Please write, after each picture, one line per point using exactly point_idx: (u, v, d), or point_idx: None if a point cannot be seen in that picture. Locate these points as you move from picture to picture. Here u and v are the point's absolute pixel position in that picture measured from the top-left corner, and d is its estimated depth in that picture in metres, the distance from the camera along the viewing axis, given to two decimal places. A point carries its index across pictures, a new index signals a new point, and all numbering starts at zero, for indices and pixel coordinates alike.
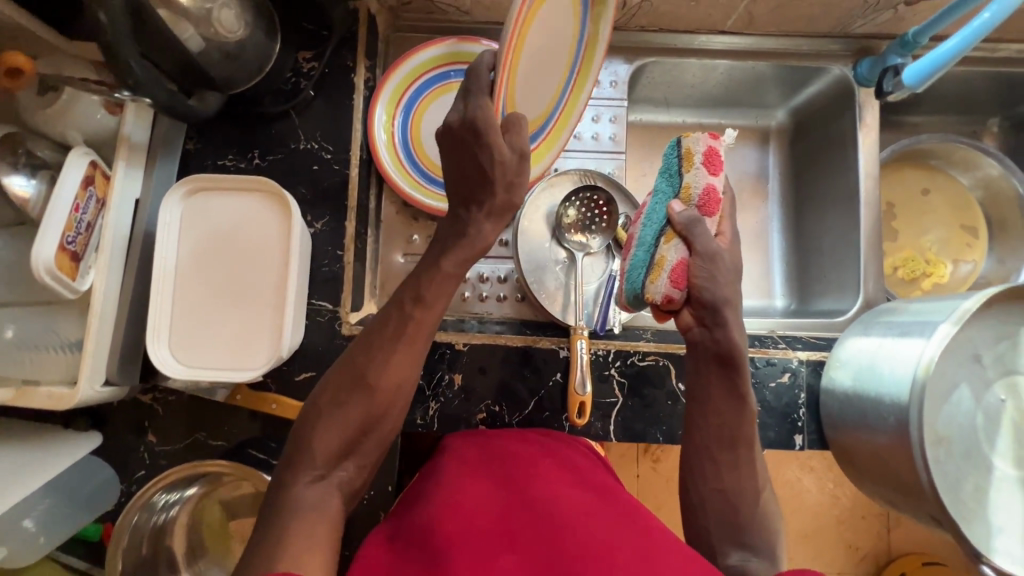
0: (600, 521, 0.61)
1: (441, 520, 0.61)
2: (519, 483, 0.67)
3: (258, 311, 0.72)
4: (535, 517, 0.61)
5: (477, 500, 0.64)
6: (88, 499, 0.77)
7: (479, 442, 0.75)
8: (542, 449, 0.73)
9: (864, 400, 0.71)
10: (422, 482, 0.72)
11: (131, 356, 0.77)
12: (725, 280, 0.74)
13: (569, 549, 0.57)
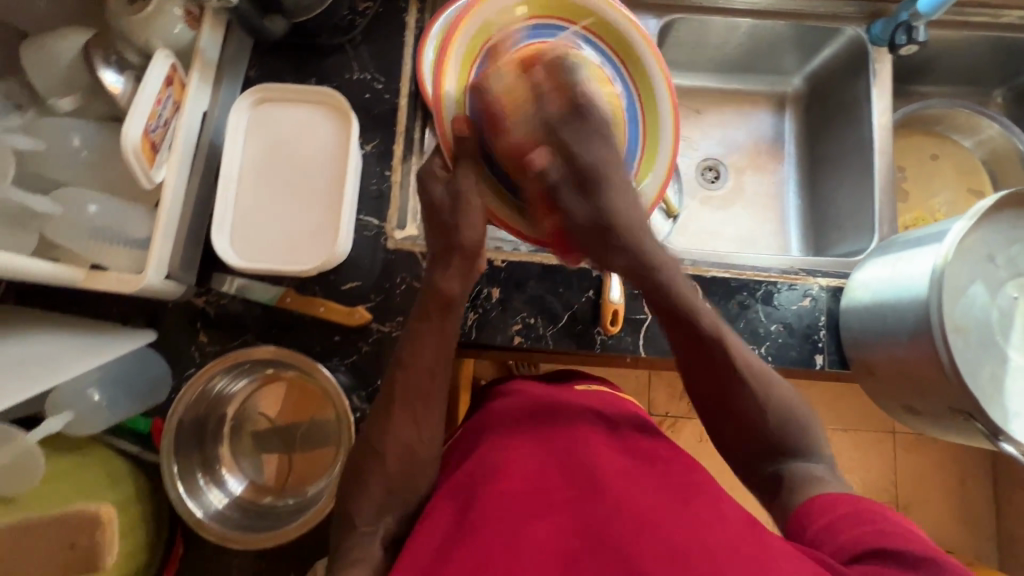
0: (645, 480, 0.58)
1: (479, 487, 0.59)
2: (557, 441, 0.64)
3: (314, 211, 0.77)
4: (573, 477, 0.59)
5: (515, 456, 0.62)
6: (143, 389, 0.80)
7: (518, 399, 0.73)
8: (583, 408, 0.70)
9: (885, 309, 0.75)
10: (469, 443, 0.71)
11: (191, 256, 0.81)
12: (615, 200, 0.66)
13: (609, 512, 0.54)
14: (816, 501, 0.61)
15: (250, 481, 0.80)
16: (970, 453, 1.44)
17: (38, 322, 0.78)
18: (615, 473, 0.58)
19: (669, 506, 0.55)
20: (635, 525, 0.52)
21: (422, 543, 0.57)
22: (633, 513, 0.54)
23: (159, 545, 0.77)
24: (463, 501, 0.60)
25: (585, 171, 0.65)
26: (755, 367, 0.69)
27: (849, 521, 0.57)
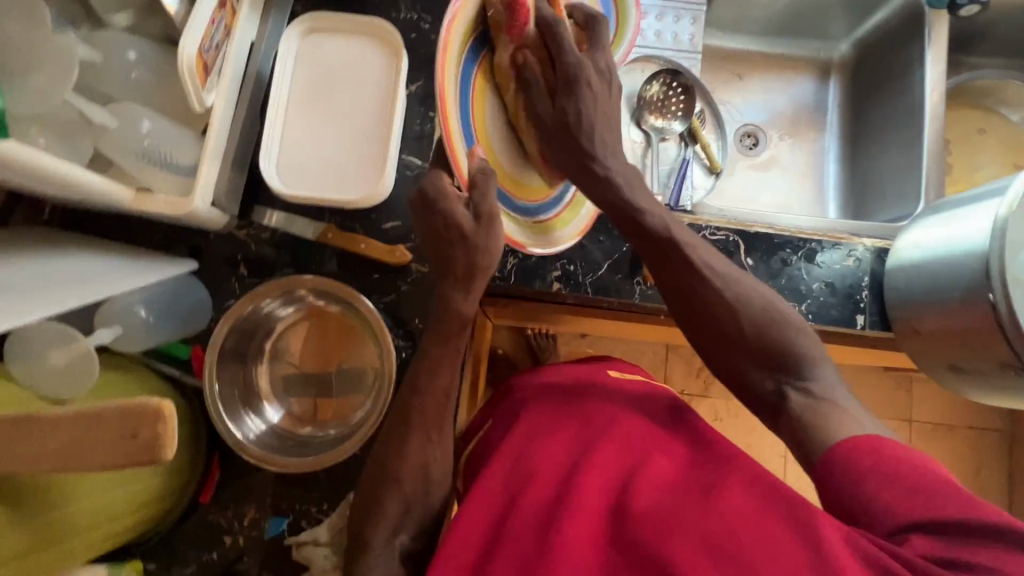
0: (677, 478, 0.60)
1: (511, 495, 0.61)
2: (589, 442, 0.66)
3: (360, 143, 0.77)
4: (605, 481, 0.61)
5: (547, 459, 0.64)
6: (188, 314, 0.80)
7: (547, 393, 0.75)
8: (611, 402, 0.71)
9: (938, 267, 0.73)
10: (499, 432, 0.73)
11: (235, 187, 0.81)
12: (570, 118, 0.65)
13: (640, 515, 0.56)
14: (838, 450, 0.57)
15: (286, 412, 0.81)
16: (990, 442, 1.42)
17: (84, 244, 0.79)
18: (648, 478, 0.60)
19: (697, 492, 0.56)
20: (666, 524, 0.54)
21: (462, 535, 0.59)
22: (653, 520, 0.55)
23: (196, 469, 0.79)
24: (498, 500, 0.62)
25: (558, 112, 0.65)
26: (721, 271, 0.68)
27: (883, 479, 0.53)
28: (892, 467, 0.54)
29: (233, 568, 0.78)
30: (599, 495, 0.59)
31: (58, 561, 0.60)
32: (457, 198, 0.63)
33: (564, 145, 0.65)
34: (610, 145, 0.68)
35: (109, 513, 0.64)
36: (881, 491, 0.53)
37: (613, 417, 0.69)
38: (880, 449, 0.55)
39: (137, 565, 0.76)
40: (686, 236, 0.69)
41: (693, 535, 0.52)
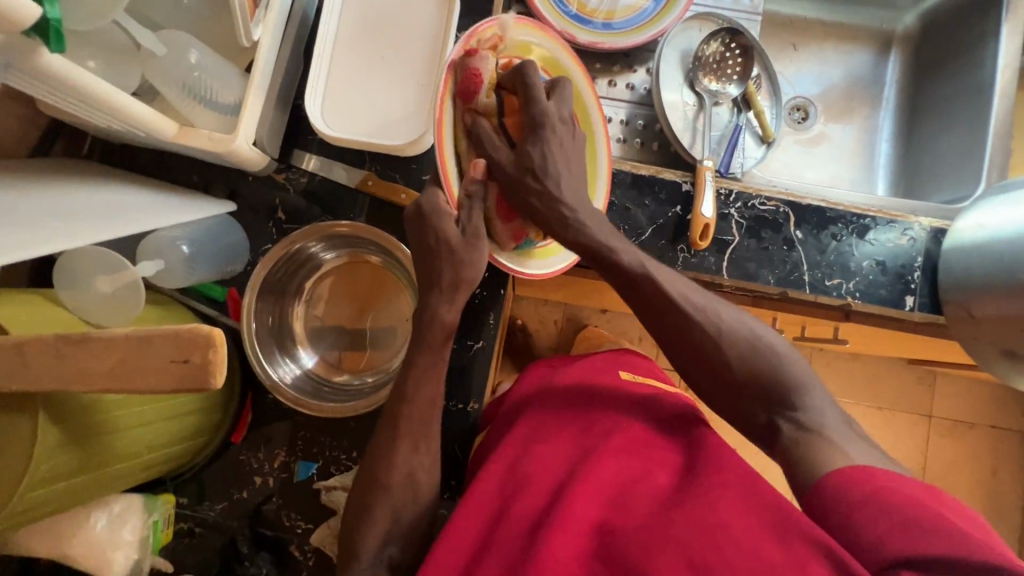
0: (676, 489, 0.56)
1: (508, 501, 0.58)
2: (588, 448, 0.61)
3: (406, 89, 0.74)
4: (601, 490, 0.57)
5: (542, 464, 0.61)
6: (227, 256, 0.80)
7: (552, 395, 0.70)
8: (616, 405, 0.67)
9: (1000, 248, 0.70)
10: (501, 436, 0.70)
11: (277, 128, 0.79)
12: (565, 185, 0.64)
13: (632, 530, 0.52)
14: (833, 480, 0.52)
15: (320, 358, 0.81)
16: (1010, 443, 1.40)
17: (125, 177, 0.78)
18: (645, 492, 0.56)
19: (688, 505, 0.52)
20: (654, 542, 0.50)
21: (455, 537, 0.57)
22: (649, 542, 0.50)
23: (229, 408, 0.80)
24: (490, 506, 0.59)
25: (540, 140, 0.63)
26: (701, 303, 0.62)
27: (868, 512, 0.47)
28: (878, 494, 0.48)
29: (262, 509, 0.79)
30: (592, 504, 0.55)
31: (102, 485, 0.61)
32: (449, 215, 0.65)
33: (526, 194, 0.64)
34: (574, 185, 0.65)
35: (148, 444, 0.65)
36: (870, 523, 0.47)
37: (616, 420, 0.65)
38: (859, 480, 0.50)
39: (169, 498, 0.77)
40: (668, 283, 0.63)
41: (682, 558, 0.48)
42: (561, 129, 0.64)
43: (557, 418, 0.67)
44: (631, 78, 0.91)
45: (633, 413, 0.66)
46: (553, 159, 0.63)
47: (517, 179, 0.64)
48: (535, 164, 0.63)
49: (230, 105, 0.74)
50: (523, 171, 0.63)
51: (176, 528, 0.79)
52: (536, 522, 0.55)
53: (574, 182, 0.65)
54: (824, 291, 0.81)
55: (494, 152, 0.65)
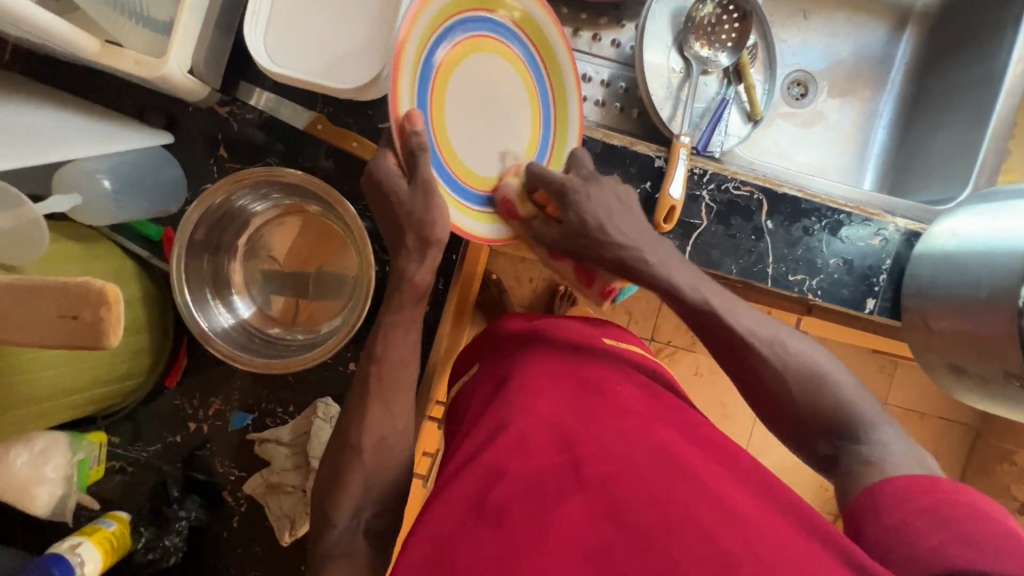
0: (684, 453, 0.50)
1: (504, 452, 0.50)
2: (588, 408, 0.55)
3: (358, 24, 0.66)
4: (604, 447, 0.50)
5: (538, 420, 0.54)
6: (160, 194, 0.75)
7: (540, 352, 0.64)
8: (610, 372, 0.61)
9: (967, 260, 0.68)
10: (480, 390, 0.65)
11: (217, 56, 0.71)
12: (609, 211, 0.63)
13: (645, 493, 0.47)
14: (890, 484, 0.51)
15: (257, 309, 0.78)
16: (955, 435, 1.42)
17: (46, 96, 0.71)
18: (651, 449, 0.50)
19: (701, 480, 0.48)
20: (671, 515, 0.45)
21: (447, 498, 0.49)
22: (671, 517, 0.45)
23: (162, 352, 0.78)
24: (483, 459, 0.50)
25: (563, 188, 0.63)
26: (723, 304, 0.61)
27: (934, 518, 0.47)
28: (940, 504, 0.48)
29: (195, 453, 0.78)
30: (598, 464, 0.49)
31: (16, 426, 0.60)
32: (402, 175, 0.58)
33: (585, 247, 0.65)
34: (628, 225, 0.64)
35: (67, 387, 0.63)
36: (923, 526, 0.47)
37: (612, 384, 0.59)
38: (929, 488, 0.49)
39: (98, 437, 0.76)
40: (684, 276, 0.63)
41: (705, 538, 0.43)
42: (586, 186, 0.64)
43: (559, 375, 0.60)
44: (618, 35, 0.85)
45: (628, 381, 0.61)
46: (586, 211, 0.63)
47: (578, 233, 0.64)
48: (577, 228, 0.63)
49: (162, 24, 0.67)
50: (573, 237, 0.64)
51: (108, 465, 0.78)
52: (544, 480, 0.48)
53: (633, 223, 0.64)
54: (786, 286, 0.79)
55: (546, 237, 0.67)
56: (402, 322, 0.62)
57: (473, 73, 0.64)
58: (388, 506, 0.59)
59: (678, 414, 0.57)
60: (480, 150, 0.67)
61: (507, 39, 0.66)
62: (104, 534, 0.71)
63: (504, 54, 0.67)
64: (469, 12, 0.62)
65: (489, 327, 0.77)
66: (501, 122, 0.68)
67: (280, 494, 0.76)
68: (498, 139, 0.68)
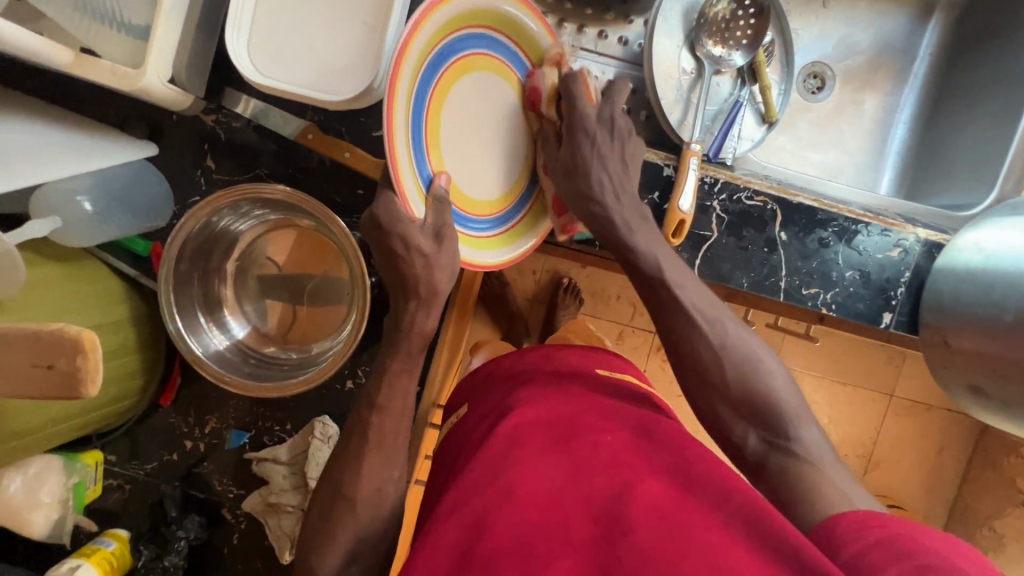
0: (674, 498, 0.47)
1: (487, 511, 0.48)
2: (576, 452, 0.53)
3: (347, 29, 0.62)
4: (592, 502, 0.48)
5: (523, 472, 0.51)
6: (145, 209, 0.72)
7: (529, 393, 0.62)
8: (601, 409, 0.59)
9: (992, 277, 0.64)
10: (473, 428, 0.63)
11: (200, 63, 0.67)
12: (610, 169, 0.61)
13: (634, 554, 0.44)
14: (844, 519, 0.46)
15: (252, 328, 0.76)
16: (962, 427, 1.35)
17: (21, 106, 0.67)
18: (640, 496, 0.47)
19: (691, 531, 0.44)
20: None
21: (425, 554, 0.47)
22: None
23: (157, 369, 0.76)
24: (464, 516, 0.48)
25: (578, 124, 0.61)
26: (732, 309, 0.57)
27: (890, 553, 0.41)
28: (901, 538, 0.42)
29: (193, 472, 0.77)
30: (587, 521, 0.47)
31: (3, 458, 0.58)
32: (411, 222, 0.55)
33: (572, 189, 0.62)
34: (624, 184, 0.62)
35: (55, 416, 0.61)
36: (880, 563, 0.40)
37: (602, 421, 0.56)
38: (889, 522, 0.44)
39: (94, 457, 0.74)
40: (656, 249, 0.60)
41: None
42: (603, 135, 0.61)
43: (545, 419, 0.57)
44: (625, 31, 0.80)
45: (619, 416, 0.58)
46: (587, 155, 0.60)
47: (572, 169, 0.61)
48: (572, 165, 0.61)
49: (141, 29, 0.63)
50: (567, 171, 0.62)
51: (105, 484, 0.77)
52: (527, 544, 0.45)
53: (626, 183, 0.62)
54: (799, 300, 0.75)
55: (549, 158, 0.64)
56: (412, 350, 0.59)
57: (467, 96, 0.62)
58: (387, 540, 0.58)
59: (671, 446, 0.53)
60: (475, 172, 0.64)
61: (505, 62, 0.64)
62: (103, 555, 0.71)
63: (497, 73, 0.64)
64: (460, 32, 0.59)
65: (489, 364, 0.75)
66: (497, 146, 0.65)
67: (278, 513, 0.75)
68: (494, 161, 0.65)
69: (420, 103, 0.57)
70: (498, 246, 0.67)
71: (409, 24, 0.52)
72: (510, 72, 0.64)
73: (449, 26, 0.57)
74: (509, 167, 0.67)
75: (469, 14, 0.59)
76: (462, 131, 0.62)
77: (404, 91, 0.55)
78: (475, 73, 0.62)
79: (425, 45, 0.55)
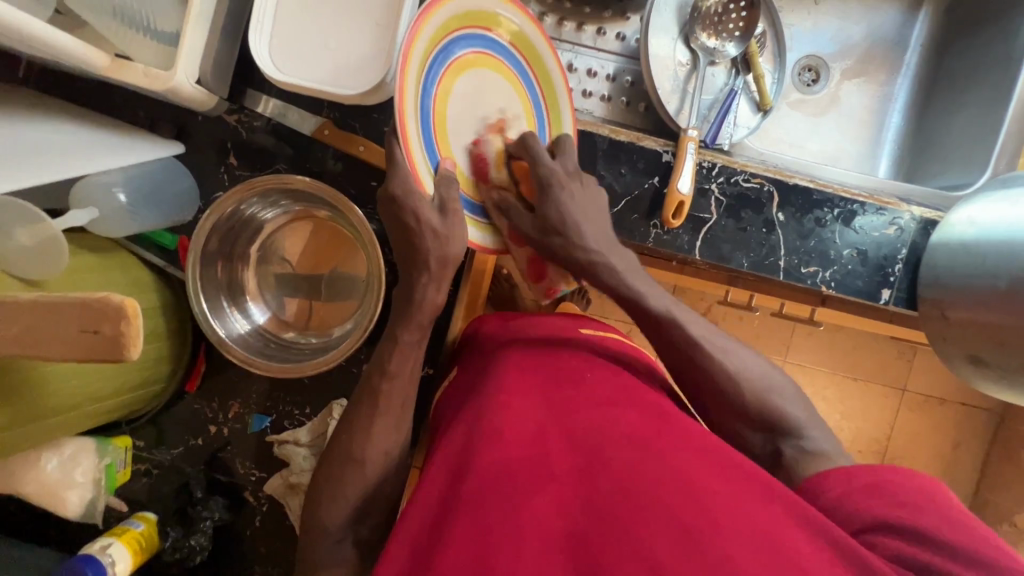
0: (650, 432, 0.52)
1: (476, 448, 0.51)
2: (558, 403, 0.56)
3: (360, 28, 0.66)
4: (573, 437, 0.53)
5: (510, 414, 0.54)
6: (172, 204, 0.76)
7: (514, 351, 0.65)
8: (580, 363, 0.63)
9: (985, 249, 0.66)
10: (461, 393, 0.65)
11: (224, 65, 0.72)
12: (585, 220, 0.64)
13: (614, 478, 0.48)
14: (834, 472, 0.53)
15: (272, 314, 0.80)
16: (977, 421, 1.35)
17: (61, 110, 0.72)
18: (617, 436, 0.51)
19: (664, 460, 0.49)
20: (639, 499, 0.46)
21: (423, 498, 0.52)
22: (637, 499, 0.46)
23: (181, 357, 0.80)
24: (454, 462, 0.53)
25: (544, 180, 0.64)
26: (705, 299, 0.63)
27: (873, 492, 0.49)
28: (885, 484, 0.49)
29: (218, 456, 0.80)
30: (569, 454, 0.51)
31: (44, 433, 0.61)
32: (424, 198, 0.58)
33: (553, 247, 0.65)
34: (601, 233, 0.65)
35: (92, 395, 0.65)
36: (862, 505, 0.49)
37: (581, 377, 0.60)
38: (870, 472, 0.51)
39: (125, 442, 0.78)
40: (638, 281, 0.64)
41: (668, 516, 0.45)
42: (570, 184, 0.65)
43: (531, 370, 0.61)
44: (623, 28, 0.85)
45: (597, 372, 0.61)
46: (565, 212, 0.64)
47: (541, 233, 0.65)
48: (549, 221, 0.64)
49: (169, 35, 0.67)
50: (543, 230, 0.65)
51: (134, 468, 0.81)
52: (514, 473, 0.49)
53: (601, 232, 0.65)
54: (799, 278, 0.78)
55: (517, 220, 0.67)
56: (427, 320, 0.62)
57: (469, 89, 0.65)
58: None
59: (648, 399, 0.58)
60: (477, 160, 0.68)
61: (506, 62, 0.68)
62: (133, 534, 0.74)
63: (500, 71, 0.68)
64: (462, 29, 0.63)
65: (468, 326, 0.79)
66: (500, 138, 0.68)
67: (298, 494, 0.78)
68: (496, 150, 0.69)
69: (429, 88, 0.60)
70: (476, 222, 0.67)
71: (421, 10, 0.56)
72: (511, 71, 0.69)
73: (455, 22, 0.62)
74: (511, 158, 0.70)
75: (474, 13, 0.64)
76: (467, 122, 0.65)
77: (416, 72, 0.58)
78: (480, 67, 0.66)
79: (434, 33, 0.59)
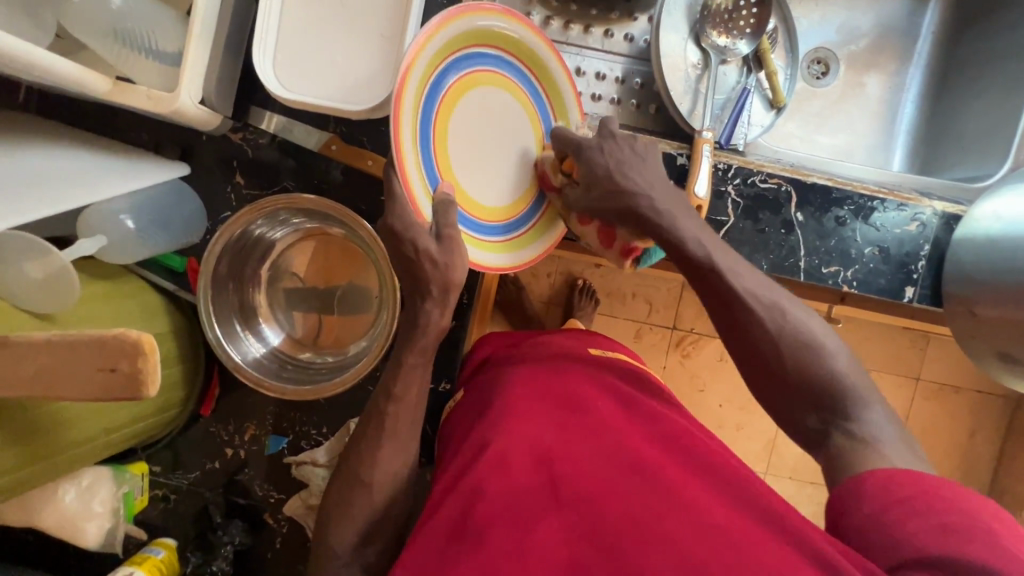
0: (659, 461, 0.52)
1: (483, 475, 0.51)
2: (568, 426, 0.56)
3: (366, 42, 0.64)
4: (581, 465, 0.52)
5: (518, 438, 0.54)
6: (180, 226, 0.75)
7: (523, 371, 0.65)
8: (591, 384, 0.62)
9: (1012, 245, 0.64)
10: (471, 413, 0.65)
11: (228, 83, 0.71)
12: (637, 163, 0.58)
13: (620, 509, 0.47)
14: (869, 480, 0.48)
15: (286, 335, 0.79)
16: (993, 410, 1.33)
17: (63, 134, 0.71)
18: (627, 463, 0.51)
19: (673, 491, 0.48)
20: (648, 531, 0.45)
21: (427, 525, 0.50)
22: (642, 531, 0.46)
23: (196, 381, 0.79)
24: (464, 485, 0.51)
25: (584, 150, 0.60)
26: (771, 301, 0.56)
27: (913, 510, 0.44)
28: (932, 502, 0.44)
29: (235, 479, 0.79)
30: (577, 486, 0.51)
31: (58, 469, 0.60)
32: (421, 226, 0.56)
33: (602, 203, 0.59)
34: (650, 175, 0.58)
35: (108, 426, 0.64)
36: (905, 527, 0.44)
37: (593, 399, 0.59)
38: (914, 481, 0.46)
39: (141, 468, 0.77)
40: (696, 232, 0.57)
41: (675, 550, 0.44)
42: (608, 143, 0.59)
43: (540, 391, 0.60)
44: (630, 28, 0.83)
45: (606, 395, 0.61)
46: (605, 166, 0.58)
47: (596, 183, 0.59)
48: (590, 177, 0.59)
49: (172, 56, 0.66)
50: (588, 190, 0.60)
51: (151, 494, 0.80)
52: (520, 502, 0.49)
53: (655, 173, 0.59)
54: (819, 279, 0.76)
55: (569, 197, 0.64)
56: (431, 344, 0.60)
57: (475, 109, 0.65)
58: None
59: (659, 421, 0.57)
60: (480, 181, 0.66)
61: (511, 77, 0.66)
62: (154, 562, 0.73)
63: (504, 86, 0.66)
64: (468, 49, 0.63)
65: (477, 349, 0.80)
66: (502, 159, 0.67)
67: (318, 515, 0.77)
68: (504, 169, 0.67)
69: (427, 116, 0.60)
70: (468, 243, 0.65)
71: (414, 41, 0.56)
72: (515, 86, 0.67)
73: (452, 45, 0.61)
74: (514, 177, 0.68)
75: (473, 33, 0.62)
76: (470, 145, 0.65)
77: (412, 103, 0.58)
78: (480, 87, 0.65)
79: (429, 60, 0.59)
